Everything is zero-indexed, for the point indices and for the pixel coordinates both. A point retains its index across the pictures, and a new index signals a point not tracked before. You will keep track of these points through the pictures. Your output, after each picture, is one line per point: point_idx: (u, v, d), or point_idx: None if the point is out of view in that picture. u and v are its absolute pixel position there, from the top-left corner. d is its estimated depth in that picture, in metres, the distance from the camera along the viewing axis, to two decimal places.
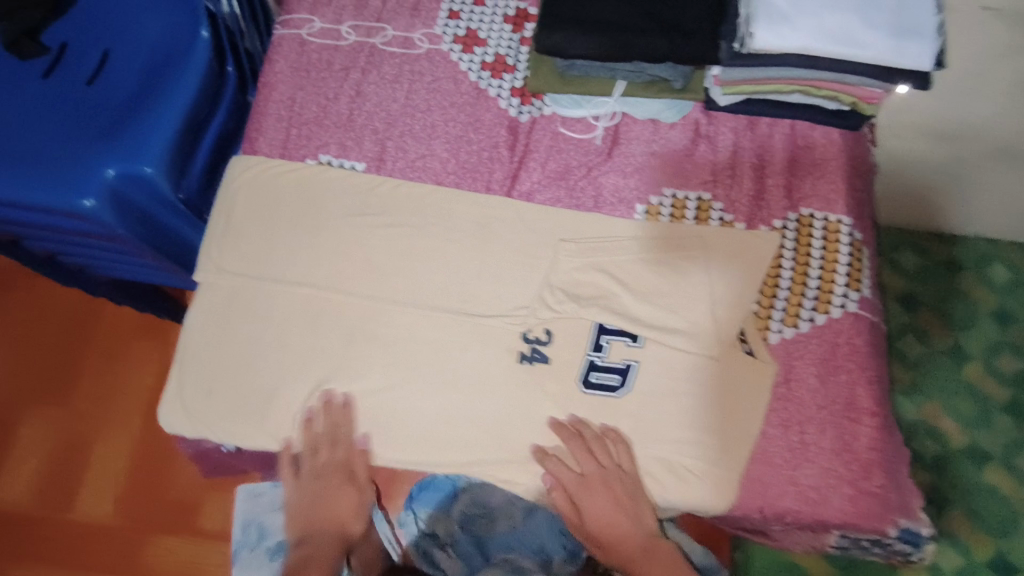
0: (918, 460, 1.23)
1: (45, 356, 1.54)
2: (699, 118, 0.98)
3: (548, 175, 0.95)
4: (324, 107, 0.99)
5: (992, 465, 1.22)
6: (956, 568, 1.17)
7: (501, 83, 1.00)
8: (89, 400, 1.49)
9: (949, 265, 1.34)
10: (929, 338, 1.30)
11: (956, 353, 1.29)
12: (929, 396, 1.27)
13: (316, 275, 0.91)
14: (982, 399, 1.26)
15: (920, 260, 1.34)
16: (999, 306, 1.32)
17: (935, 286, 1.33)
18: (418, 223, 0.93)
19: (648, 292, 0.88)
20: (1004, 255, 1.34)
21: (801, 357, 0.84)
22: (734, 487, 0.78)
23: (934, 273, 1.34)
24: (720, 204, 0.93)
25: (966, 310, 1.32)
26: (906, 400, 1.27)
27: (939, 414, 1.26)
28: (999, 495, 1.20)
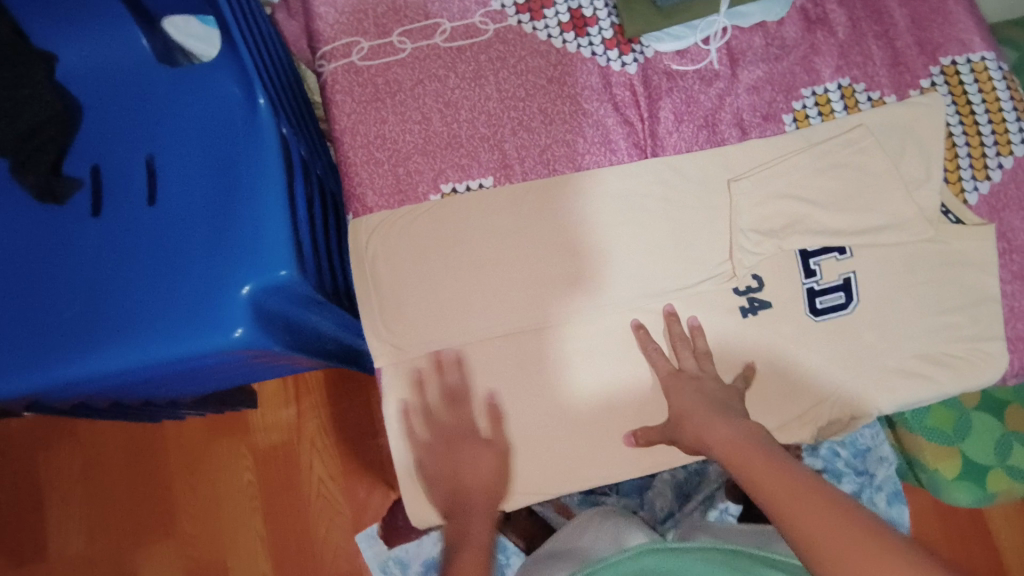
0: None
1: (117, 494, 1.25)
2: (803, 4, 0.91)
3: (683, 119, 0.88)
4: (421, 131, 0.88)
5: None
6: None
7: (590, 40, 0.91)
8: (198, 521, 1.24)
9: None
10: None
11: None
12: None
13: (500, 313, 0.84)
14: None
15: None
16: None
17: None
18: (580, 218, 0.85)
19: (838, 200, 0.84)
20: None
21: (1007, 206, 0.84)
22: (1002, 354, 0.80)
23: None
24: (863, 85, 0.89)
25: None
26: None
27: None
28: None
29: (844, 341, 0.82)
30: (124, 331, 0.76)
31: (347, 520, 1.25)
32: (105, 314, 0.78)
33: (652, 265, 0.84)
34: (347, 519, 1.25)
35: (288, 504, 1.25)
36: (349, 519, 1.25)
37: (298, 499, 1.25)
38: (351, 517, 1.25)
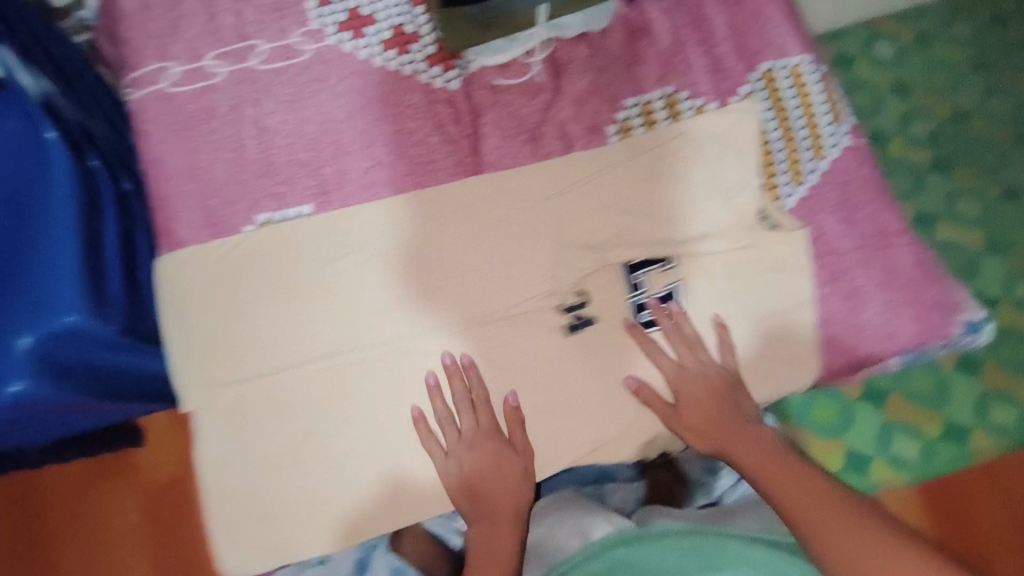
0: (967, 222, 1.38)
1: None
2: (626, 12, 0.90)
3: (507, 135, 0.87)
4: (235, 159, 0.84)
5: None
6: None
7: (411, 57, 0.88)
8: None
9: (920, 41, 1.46)
10: (930, 113, 1.43)
11: (956, 117, 1.43)
12: (957, 164, 1.40)
13: (325, 343, 0.82)
14: (993, 146, 1.41)
15: (895, 45, 1.45)
16: (974, 57, 1.45)
17: (914, 64, 1.45)
18: (402, 242, 0.84)
19: (661, 210, 0.84)
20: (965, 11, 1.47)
21: (821, 209, 0.85)
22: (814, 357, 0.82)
23: (911, 54, 1.45)
24: (686, 93, 0.88)
25: (949, 73, 1.45)
26: (937, 175, 1.40)
27: (974, 176, 1.40)
28: None
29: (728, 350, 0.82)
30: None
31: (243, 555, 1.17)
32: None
33: (478, 285, 0.84)
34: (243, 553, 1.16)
35: (181, 546, 1.16)
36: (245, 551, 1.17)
37: (189, 536, 1.16)
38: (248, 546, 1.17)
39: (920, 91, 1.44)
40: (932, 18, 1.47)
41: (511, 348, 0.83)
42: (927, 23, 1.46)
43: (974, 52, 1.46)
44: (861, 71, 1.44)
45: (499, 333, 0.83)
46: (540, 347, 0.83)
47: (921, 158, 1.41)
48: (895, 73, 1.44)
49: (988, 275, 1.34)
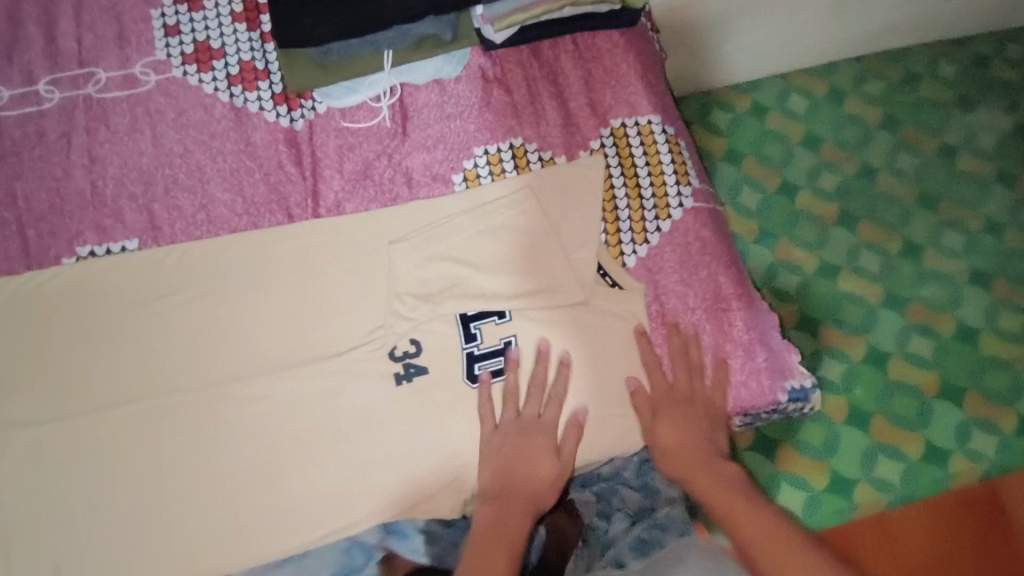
0: (866, 275, 1.38)
1: None
2: (481, 63, 0.89)
3: (349, 178, 0.85)
4: (59, 188, 0.81)
5: (927, 252, 1.40)
6: (933, 350, 1.32)
7: (258, 94, 0.86)
8: None
9: (831, 95, 1.53)
10: (837, 166, 1.48)
11: (863, 171, 1.48)
12: (859, 217, 1.43)
13: (136, 385, 0.78)
14: (898, 201, 1.44)
15: (806, 100, 1.53)
16: (882, 114, 1.52)
17: (824, 117, 1.52)
18: (228, 283, 0.81)
19: (500, 263, 0.83)
20: (869, 69, 1.55)
21: (661, 269, 0.85)
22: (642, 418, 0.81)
23: (821, 107, 1.53)
24: (535, 145, 0.88)
25: (857, 129, 1.51)
26: (840, 229, 1.43)
27: (872, 230, 1.43)
28: (940, 275, 1.38)
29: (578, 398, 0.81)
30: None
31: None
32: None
33: (305, 330, 0.81)
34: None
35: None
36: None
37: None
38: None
39: (752, 158, 1.49)
40: (771, 88, 1.54)
41: (333, 397, 0.79)
42: (759, 95, 1.53)
43: (805, 128, 1.51)
44: (769, 122, 1.51)
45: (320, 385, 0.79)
46: (365, 396, 0.79)
47: (825, 211, 1.44)
48: (732, 140, 1.51)
49: (823, 333, 1.37)
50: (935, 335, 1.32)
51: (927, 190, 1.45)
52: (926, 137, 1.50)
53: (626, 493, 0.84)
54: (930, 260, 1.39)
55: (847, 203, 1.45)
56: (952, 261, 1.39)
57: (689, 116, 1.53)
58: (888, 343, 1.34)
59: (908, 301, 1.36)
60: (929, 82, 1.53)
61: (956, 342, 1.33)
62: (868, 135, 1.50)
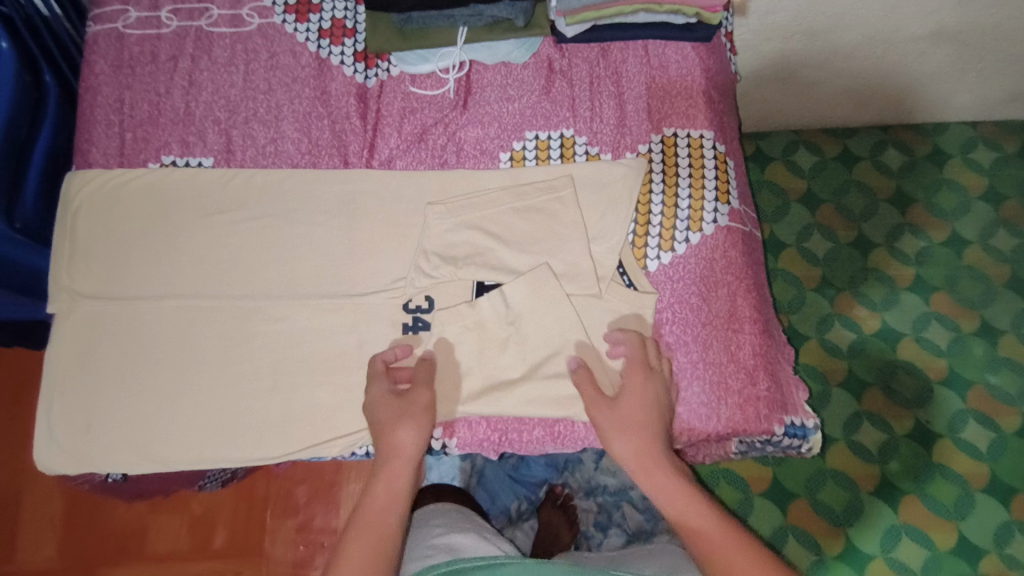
0: (932, 347, 1.34)
1: None
2: (550, 53, 0.94)
3: (406, 139, 0.92)
4: (158, 102, 0.92)
5: (1005, 338, 1.35)
6: (988, 442, 1.28)
7: (342, 49, 0.95)
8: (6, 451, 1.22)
9: (933, 156, 1.46)
10: (923, 230, 1.42)
11: (952, 241, 1.41)
12: (935, 287, 1.38)
13: (180, 284, 0.87)
14: (983, 279, 1.38)
15: (904, 157, 1.46)
16: (986, 186, 1.45)
17: (921, 177, 1.45)
18: (280, 212, 0.90)
19: (523, 242, 0.87)
20: (982, 135, 1.47)
21: (681, 278, 0.85)
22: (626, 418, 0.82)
23: (919, 165, 1.46)
24: (584, 138, 0.91)
25: (956, 197, 1.45)
26: (911, 294, 1.38)
27: (948, 302, 1.38)
28: (1014, 366, 1.33)
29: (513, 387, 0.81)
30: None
31: (174, 539, 1.20)
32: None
33: (336, 266, 0.88)
34: (181, 537, 1.20)
35: (92, 512, 1.21)
36: (183, 541, 1.19)
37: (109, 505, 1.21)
38: (190, 525, 1.20)
39: (830, 206, 1.45)
40: (865, 138, 1.48)
41: (349, 330, 0.86)
42: (851, 143, 1.47)
43: (895, 185, 1.45)
44: (859, 172, 1.46)
45: (336, 319, 0.86)
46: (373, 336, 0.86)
47: (901, 274, 1.40)
48: (812, 184, 1.46)
49: (870, 398, 1.32)
50: (992, 426, 1.29)
51: (1019, 274, 1.39)
52: None
53: (629, 509, 1.04)
54: (1005, 347, 1.34)
55: (924, 269, 1.40)
56: None
57: (771, 151, 1.49)
58: (941, 423, 1.30)
59: (970, 382, 1.32)
60: None
61: (1016, 438, 1.29)
62: (966, 205, 1.44)
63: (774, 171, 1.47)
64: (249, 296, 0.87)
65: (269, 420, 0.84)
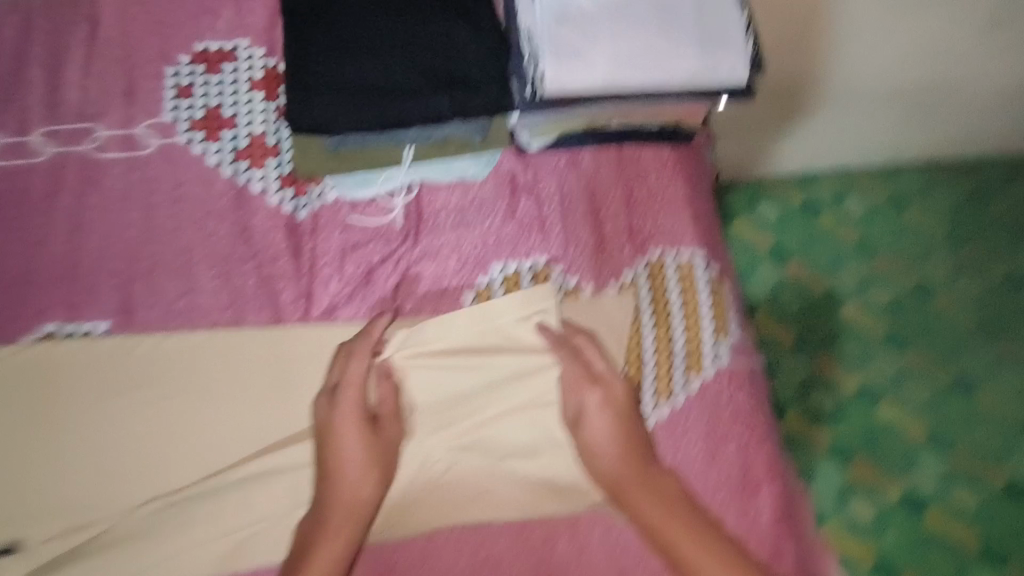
0: (909, 405, 1.24)
1: None
2: (512, 166, 0.82)
3: (349, 282, 0.77)
4: (34, 253, 0.75)
5: (983, 390, 1.25)
6: (973, 505, 1.18)
7: (264, 172, 0.79)
8: None
9: (894, 201, 1.37)
10: (891, 280, 1.32)
11: (924, 290, 1.32)
12: (909, 340, 1.29)
13: (73, 493, 0.70)
14: (958, 327, 1.29)
15: (867, 204, 1.37)
16: (949, 231, 1.35)
17: (884, 226, 1.36)
18: (199, 386, 0.73)
19: (501, 400, 0.73)
20: (942, 176, 1.39)
21: (684, 435, 0.73)
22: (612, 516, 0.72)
23: (881, 213, 1.37)
24: (560, 267, 0.79)
25: (922, 243, 1.35)
26: (885, 350, 1.28)
27: (921, 357, 1.28)
28: (994, 420, 1.23)
29: (484, 371, 0.73)
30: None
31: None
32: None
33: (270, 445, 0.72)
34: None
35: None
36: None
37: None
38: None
39: (799, 260, 1.34)
40: (828, 185, 1.38)
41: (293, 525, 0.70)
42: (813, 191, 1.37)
43: (859, 235, 1.35)
44: (823, 223, 1.36)
45: (273, 514, 0.70)
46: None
47: (874, 327, 1.30)
48: (779, 237, 1.35)
49: (856, 467, 1.21)
50: (979, 489, 1.19)
51: (994, 319, 1.30)
52: (998, 259, 1.33)
53: None
54: (983, 403, 1.24)
55: (897, 320, 1.30)
56: (1004, 397, 1.25)
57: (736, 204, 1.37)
58: (928, 487, 1.19)
59: (953, 441, 1.22)
60: (1002, 202, 1.37)
61: (1006, 501, 1.18)
62: (929, 251, 1.34)
63: (740, 228, 1.36)
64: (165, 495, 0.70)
65: None
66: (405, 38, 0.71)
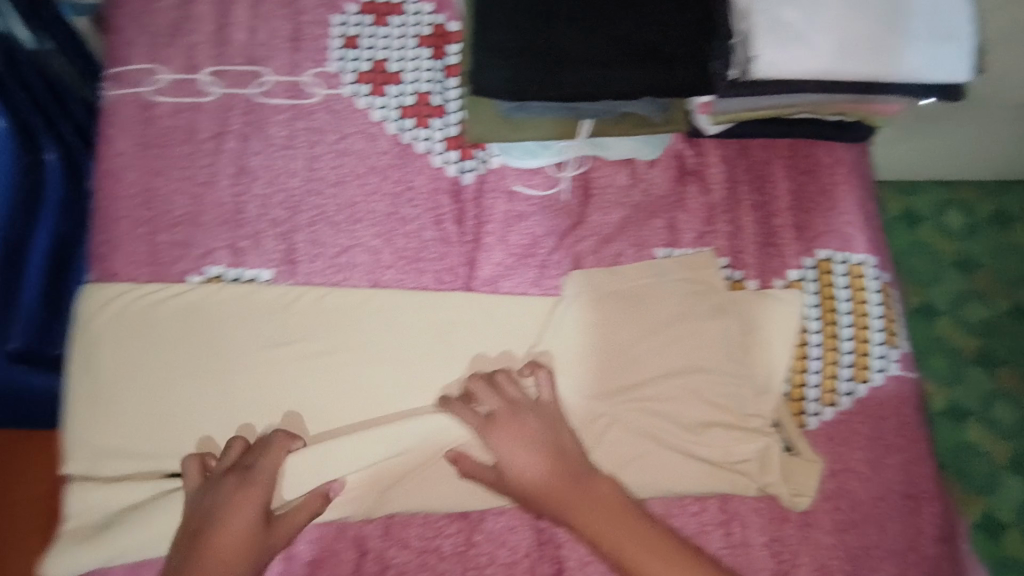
0: (1001, 429, 0.99)
1: None
2: (681, 148, 0.79)
3: (512, 252, 0.75)
4: (199, 196, 0.73)
5: None
6: None
7: (429, 133, 0.77)
8: None
9: (999, 217, 1.08)
10: (988, 298, 1.05)
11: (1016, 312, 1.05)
12: (1005, 362, 1.02)
13: (235, 437, 0.69)
14: None
15: (969, 217, 1.08)
16: None
17: (987, 242, 1.08)
18: (360, 343, 0.72)
19: (659, 365, 0.73)
20: None
21: (848, 442, 0.71)
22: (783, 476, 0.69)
23: (984, 230, 1.08)
24: (725, 259, 0.77)
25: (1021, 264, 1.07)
26: (979, 369, 1.02)
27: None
28: None
29: (645, 316, 0.74)
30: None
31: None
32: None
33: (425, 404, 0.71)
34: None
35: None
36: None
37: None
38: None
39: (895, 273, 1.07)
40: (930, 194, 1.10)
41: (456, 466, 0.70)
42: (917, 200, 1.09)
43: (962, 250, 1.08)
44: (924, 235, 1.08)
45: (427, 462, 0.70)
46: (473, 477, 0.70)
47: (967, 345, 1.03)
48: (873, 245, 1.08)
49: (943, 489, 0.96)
50: None
51: None
52: None
53: None
54: None
55: (991, 341, 1.03)
56: None
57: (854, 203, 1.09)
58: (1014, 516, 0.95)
59: None
60: None
61: None
62: None
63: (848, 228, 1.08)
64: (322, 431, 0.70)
65: None
66: (605, 5, 0.67)
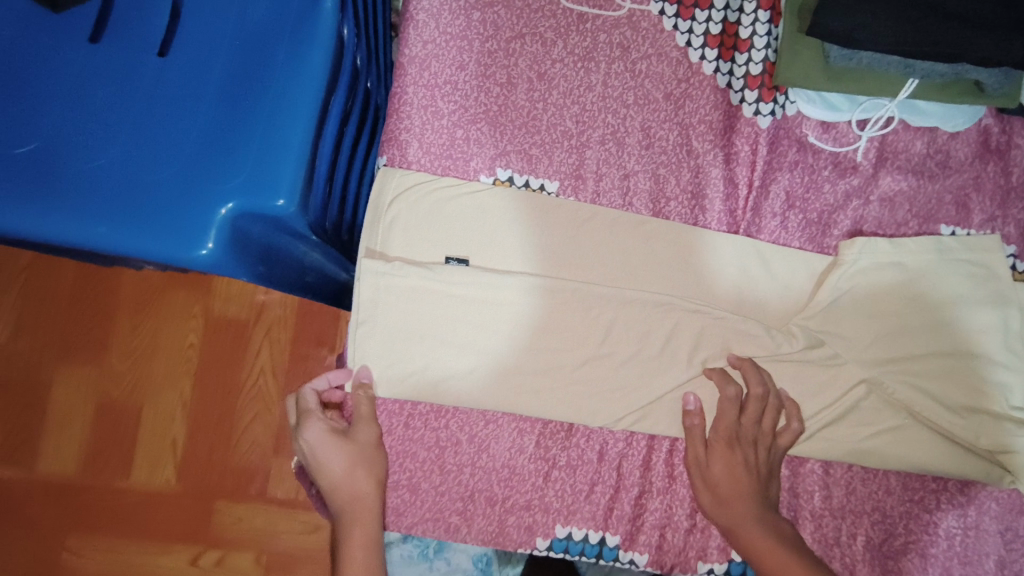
0: None
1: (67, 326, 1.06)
2: (990, 123, 0.75)
3: (793, 204, 0.74)
4: (499, 97, 0.73)
5: None
6: None
7: (731, 66, 0.75)
8: (129, 360, 1.06)
9: None
10: None
11: None
12: None
13: (524, 324, 0.70)
14: None
15: None
16: None
17: None
18: (631, 267, 0.72)
19: (932, 344, 0.71)
20: None
21: None
22: None
23: None
24: (1014, 247, 0.74)
25: None
26: None
27: None
28: None
29: (924, 293, 0.72)
30: (54, 190, 0.62)
31: (279, 364, 1.05)
32: (34, 159, 0.63)
33: (682, 335, 0.71)
34: (286, 360, 1.06)
35: (226, 375, 1.05)
36: (286, 373, 1.05)
37: (246, 352, 1.06)
38: (297, 342, 1.06)
39: None
40: None
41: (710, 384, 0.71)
42: None
43: None
44: None
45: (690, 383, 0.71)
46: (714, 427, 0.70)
47: None
48: None
49: None
50: None
51: None
52: None
53: None
54: None
55: None
56: None
57: None
58: None
59: None
60: None
61: None
62: None
63: None
64: (586, 327, 0.70)
65: (588, 515, 0.72)
66: None
